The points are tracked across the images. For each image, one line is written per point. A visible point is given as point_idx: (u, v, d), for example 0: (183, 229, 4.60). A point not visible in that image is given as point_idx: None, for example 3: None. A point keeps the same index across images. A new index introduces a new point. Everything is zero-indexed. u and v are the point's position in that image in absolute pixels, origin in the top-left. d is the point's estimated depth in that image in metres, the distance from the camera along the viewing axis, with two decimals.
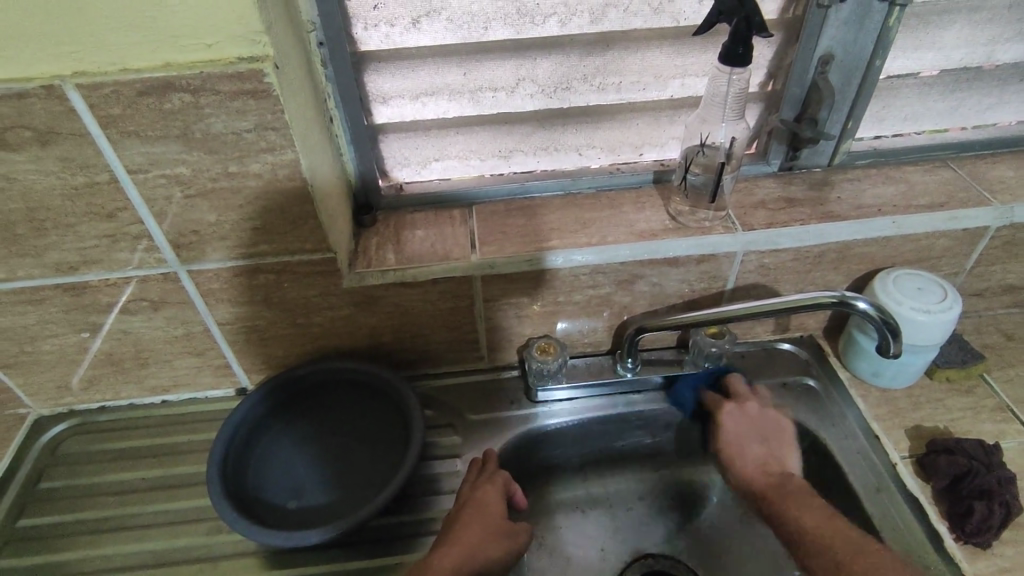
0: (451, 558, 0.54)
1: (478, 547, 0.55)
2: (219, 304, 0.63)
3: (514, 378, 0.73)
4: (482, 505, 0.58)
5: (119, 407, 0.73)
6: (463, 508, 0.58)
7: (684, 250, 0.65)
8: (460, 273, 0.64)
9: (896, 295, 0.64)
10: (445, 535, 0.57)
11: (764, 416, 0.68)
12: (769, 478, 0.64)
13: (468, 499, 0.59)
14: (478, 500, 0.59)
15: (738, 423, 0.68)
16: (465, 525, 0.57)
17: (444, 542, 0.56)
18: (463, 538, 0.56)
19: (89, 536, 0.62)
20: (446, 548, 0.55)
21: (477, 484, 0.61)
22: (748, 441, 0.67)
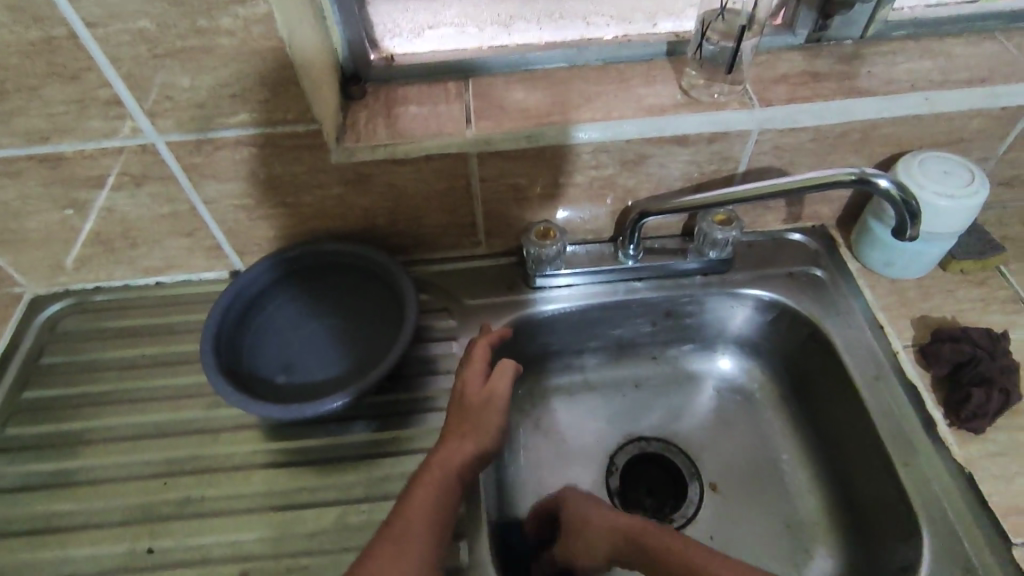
0: (459, 454, 0.52)
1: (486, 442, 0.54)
2: (203, 180, 0.60)
3: (512, 265, 0.72)
4: (486, 403, 0.56)
5: (114, 287, 0.72)
6: (467, 405, 0.56)
7: (695, 127, 0.60)
8: (454, 149, 0.60)
9: (918, 179, 0.60)
10: (447, 430, 0.55)
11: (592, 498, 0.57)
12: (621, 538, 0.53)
13: (472, 395, 0.57)
14: (484, 398, 0.56)
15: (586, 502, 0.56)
16: (470, 425, 0.54)
17: (447, 437, 0.54)
18: (468, 434, 0.54)
19: (93, 408, 0.63)
20: (454, 442, 0.53)
21: (477, 378, 0.58)
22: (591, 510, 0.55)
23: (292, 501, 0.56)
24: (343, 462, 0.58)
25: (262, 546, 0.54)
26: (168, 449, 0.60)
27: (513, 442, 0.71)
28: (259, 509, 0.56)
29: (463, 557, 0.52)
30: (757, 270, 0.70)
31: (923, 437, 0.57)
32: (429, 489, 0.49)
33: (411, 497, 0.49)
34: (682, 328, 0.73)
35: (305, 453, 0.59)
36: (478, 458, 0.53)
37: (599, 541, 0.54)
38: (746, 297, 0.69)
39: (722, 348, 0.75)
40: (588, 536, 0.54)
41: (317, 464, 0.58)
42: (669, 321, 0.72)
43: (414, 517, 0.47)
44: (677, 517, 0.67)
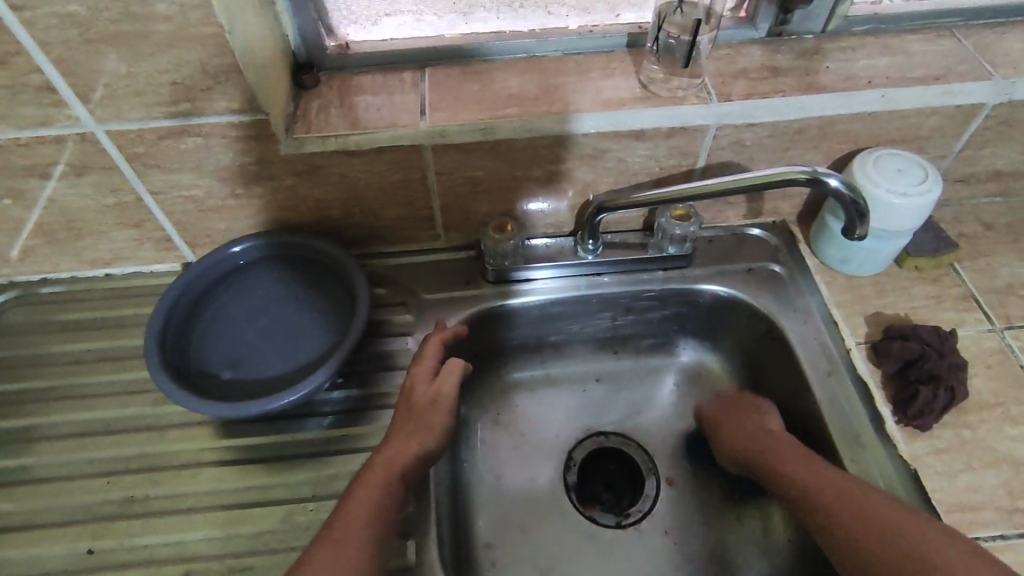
0: (404, 454, 0.52)
1: (431, 442, 0.54)
2: (148, 170, 0.58)
3: (472, 259, 0.71)
4: (431, 402, 0.56)
5: (61, 279, 0.70)
6: (413, 403, 0.56)
7: (652, 121, 0.60)
8: (408, 141, 0.59)
9: (873, 176, 0.60)
10: (392, 428, 0.54)
11: (751, 403, 0.65)
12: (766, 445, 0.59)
13: (419, 393, 0.57)
14: (430, 397, 0.57)
15: (731, 412, 0.66)
16: (416, 424, 0.55)
17: (392, 435, 0.54)
18: (414, 434, 0.54)
19: (36, 404, 0.62)
20: (399, 442, 0.53)
21: (424, 376, 0.58)
22: (743, 420, 0.64)
23: (240, 499, 0.55)
24: (293, 460, 0.57)
25: (207, 546, 0.53)
26: (114, 447, 0.59)
27: (471, 437, 0.70)
28: (206, 508, 0.55)
29: (411, 556, 0.52)
30: (717, 266, 0.70)
31: (870, 434, 0.57)
32: (371, 489, 0.49)
33: (353, 498, 0.49)
34: (642, 323, 0.73)
35: (255, 450, 0.58)
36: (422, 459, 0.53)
37: (738, 442, 0.62)
38: (705, 293, 0.69)
39: (682, 342, 0.75)
40: (731, 437, 0.63)
41: (266, 461, 0.57)
42: (629, 315, 0.72)
43: (355, 519, 0.47)
44: (633, 511, 0.67)
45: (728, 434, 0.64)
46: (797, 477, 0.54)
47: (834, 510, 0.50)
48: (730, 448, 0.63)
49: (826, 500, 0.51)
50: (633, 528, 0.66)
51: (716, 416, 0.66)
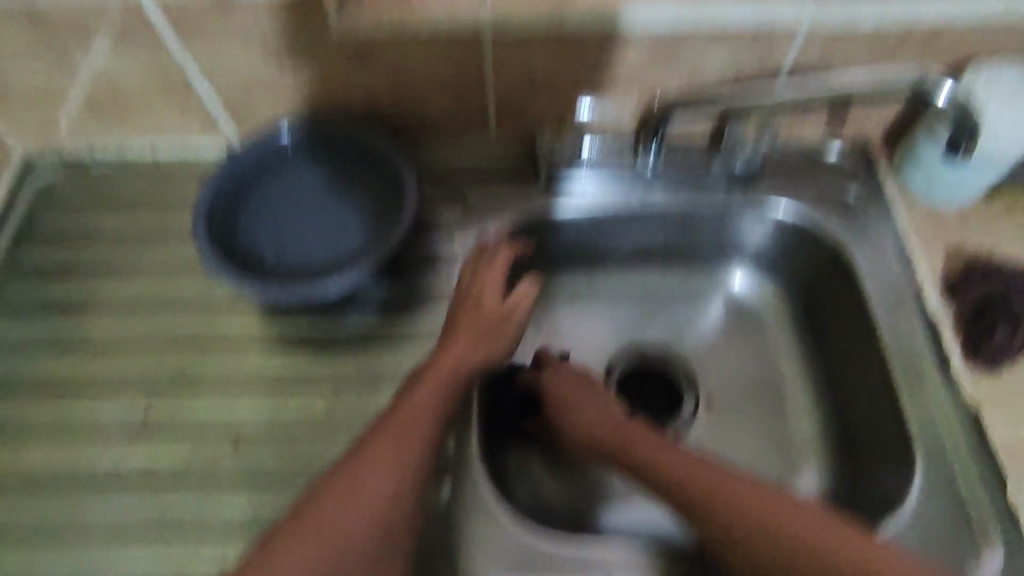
0: (471, 360, 0.53)
1: (492, 352, 0.55)
2: (195, 42, 0.56)
3: (524, 162, 0.67)
4: (497, 313, 0.56)
5: (110, 156, 0.69)
6: (484, 310, 0.56)
7: (737, 15, 0.54)
8: (467, 26, 0.54)
9: (984, 96, 0.54)
10: (454, 331, 0.54)
11: (577, 375, 0.58)
12: (606, 432, 0.53)
13: (491, 305, 0.56)
14: (503, 313, 0.57)
15: (561, 385, 0.57)
16: (484, 333, 0.55)
17: (461, 335, 0.54)
18: (480, 343, 0.54)
19: (90, 276, 0.63)
20: (466, 346, 0.53)
21: (494, 283, 0.57)
22: (576, 398, 0.56)
23: (285, 382, 0.56)
24: (336, 349, 0.58)
25: (253, 422, 0.55)
26: (164, 323, 0.60)
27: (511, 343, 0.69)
28: (252, 388, 0.56)
29: (451, 451, 0.54)
30: (786, 185, 0.65)
31: (932, 371, 0.55)
32: (430, 390, 0.50)
33: (411, 398, 0.49)
34: (695, 241, 0.70)
35: (300, 336, 0.58)
36: (480, 367, 0.54)
37: (590, 421, 0.54)
38: (769, 213, 0.65)
39: (736, 266, 0.71)
40: (576, 414, 0.55)
41: (310, 348, 0.58)
42: (683, 233, 0.69)
43: (415, 417, 0.48)
44: None
45: (563, 415, 0.55)
46: (660, 459, 0.48)
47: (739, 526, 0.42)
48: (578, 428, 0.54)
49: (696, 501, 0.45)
50: None
51: (560, 396, 0.56)
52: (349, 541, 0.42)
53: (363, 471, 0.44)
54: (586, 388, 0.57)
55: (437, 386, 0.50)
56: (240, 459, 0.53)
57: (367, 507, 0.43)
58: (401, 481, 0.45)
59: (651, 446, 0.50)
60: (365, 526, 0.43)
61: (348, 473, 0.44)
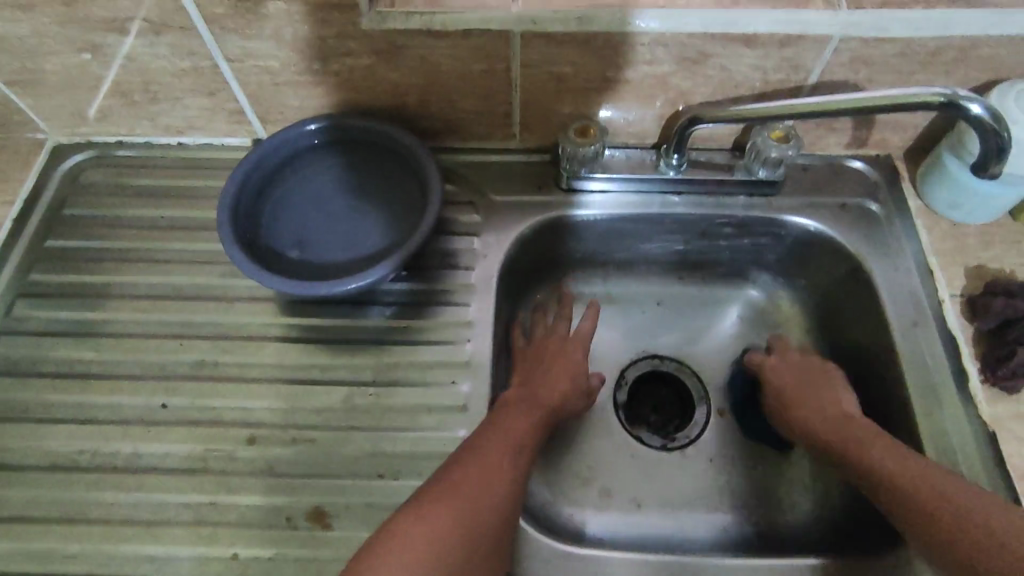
0: (552, 394, 0.58)
1: (574, 395, 0.60)
2: (225, 35, 0.56)
3: (546, 164, 0.68)
4: (571, 355, 0.62)
5: (136, 144, 0.70)
6: (556, 344, 0.63)
7: (767, 26, 0.53)
8: (497, 26, 0.54)
9: (1015, 111, 0.53)
10: (544, 368, 0.61)
11: (808, 364, 0.62)
12: (836, 415, 0.56)
13: (563, 340, 0.63)
14: (573, 344, 0.63)
15: (782, 372, 0.63)
16: (563, 372, 0.60)
17: (544, 368, 0.60)
18: (558, 380, 0.60)
19: (115, 264, 0.64)
20: (557, 378, 0.60)
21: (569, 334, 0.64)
22: (805, 386, 0.60)
23: (303, 376, 0.57)
24: (354, 345, 0.58)
25: (271, 414, 0.55)
26: (184, 312, 0.60)
27: None
28: (269, 380, 0.57)
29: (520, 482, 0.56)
30: (808, 197, 0.65)
31: (949, 390, 0.54)
32: (525, 412, 0.54)
33: (509, 416, 0.53)
34: (714, 250, 0.70)
35: (319, 330, 0.59)
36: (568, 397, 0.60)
37: (811, 426, 0.57)
38: (790, 225, 0.65)
39: (753, 275, 0.71)
40: (805, 410, 0.59)
41: (329, 343, 0.58)
42: (703, 241, 0.68)
43: (514, 431, 0.52)
44: (679, 437, 0.67)
45: (795, 406, 0.60)
46: (873, 459, 0.50)
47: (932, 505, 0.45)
48: (811, 428, 0.57)
49: (902, 483, 0.47)
50: (678, 452, 0.66)
51: (778, 385, 0.62)
52: (469, 534, 0.43)
53: (474, 472, 0.46)
54: (822, 376, 0.61)
55: (533, 413, 0.55)
56: (257, 451, 0.54)
57: (485, 506, 0.45)
58: (511, 491, 0.48)
59: (863, 434, 0.53)
60: (483, 523, 0.44)
61: (460, 472, 0.46)
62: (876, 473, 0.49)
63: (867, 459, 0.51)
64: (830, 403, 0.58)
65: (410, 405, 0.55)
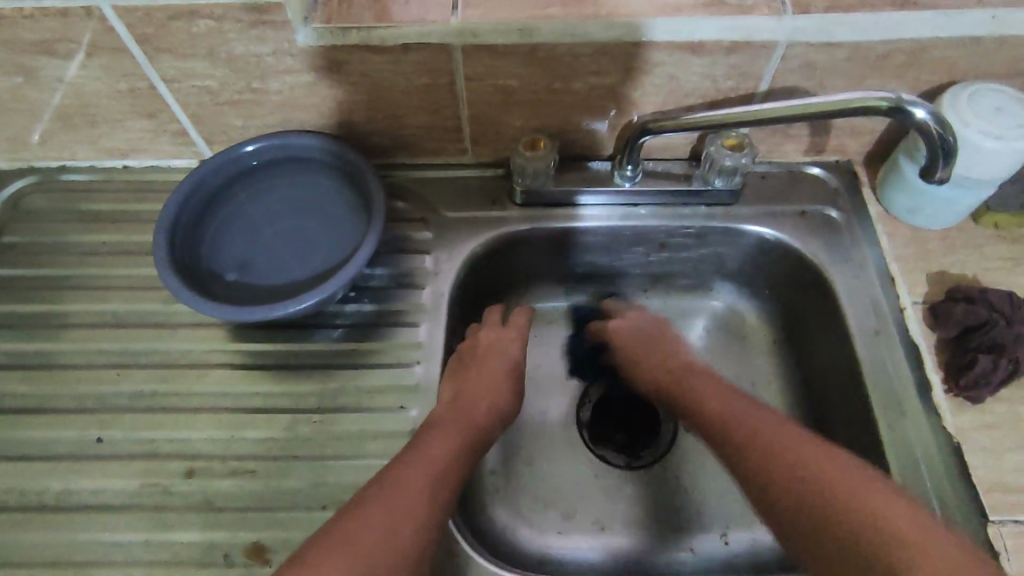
0: (484, 399, 0.54)
1: (510, 392, 0.57)
2: (160, 55, 0.55)
3: (500, 178, 0.66)
4: (504, 349, 0.60)
5: (80, 168, 0.68)
6: (487, 351, 0.59)
7: (712, 34, 0.53)
8: (436, 39, 0.53)
9: (965, 114, 0.52)
10: (472, 377, 0.56)
11: (648, 322, 0.65)
12: (669, 373, 0.59)
13: (498, 347, 0.59)
14: (506, 353, 0.59)
15: (626, 326, 0.65)
16: (503, 366, 0.58)
17: (475, 378, 0.56)
18: (496, 379, 0.56)
19: (54, 292, 0.61)
20: (490, 390, 0.55)
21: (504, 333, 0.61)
22: (645, 343, 0.63)
23: (247, 404, 0.55)
24: (300, 370, 0.56)
25: (211, 446, 0.53)
26: (124, 341, 0.58)
27: None
28: (211, 409, 0.55)
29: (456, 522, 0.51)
30: (767, 206, 0.63)
31: (913, 401, 0.53)
32: (454, 431, 0.50)
33: (434, 438, 0.49)
34: (675, 261, 0.68)
35: (263, 356, 0.57)
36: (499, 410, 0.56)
37: (645, 364, 0.61)
38: (749, 234, 0.63)
39: (717, 286, 0.70)
40: (635, 363, 0.62)
41: (275, 370, 0.56)
42: (664, 252, 0.67)
43: (438, 458, 0.47)
44: (645, 454, 0.65)
45: (631, 366, 0.63)
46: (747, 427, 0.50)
47: (836, 506, 0.41)
48: (642, 377, 0.61)
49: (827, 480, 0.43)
50: (643, 470, 0.63)
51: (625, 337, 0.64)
52: None
53: (381, 514, 0.42)
54: (659, 334, 0.64)
55: (462, 433, 0.50)
56: (196, 484, 0.51)
57: (390, 546, 0.41)
58: (427, 525, 0.43)
59: (716, 402, 0.53)
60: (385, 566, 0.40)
61: (369, 508, 0.43)
62: (740, 434, 0.49)
63: (738, 420, 0.51)
64: (659, 359, 0.61)
65: (357, 432, 0.53)
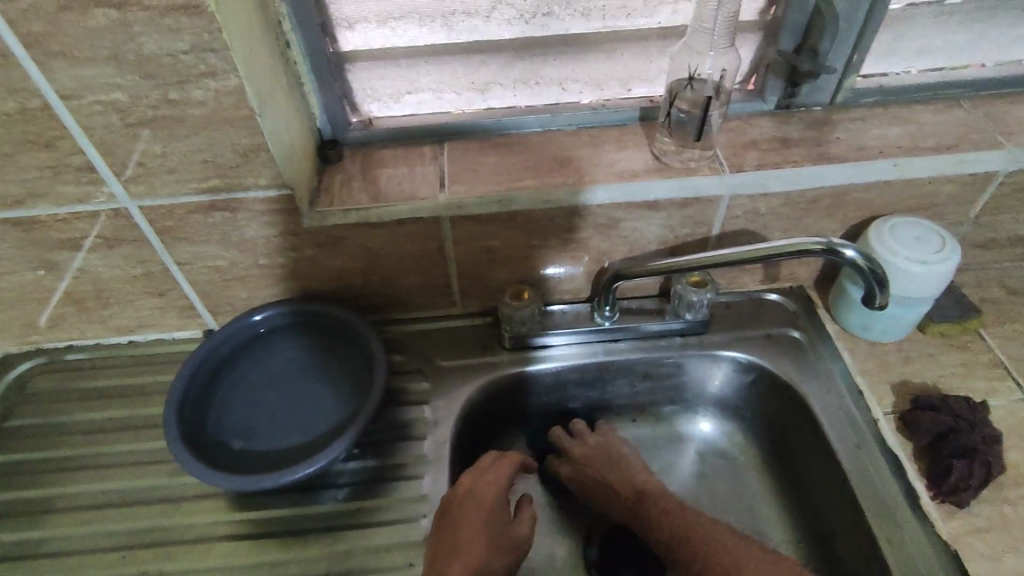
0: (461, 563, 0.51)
1: (491, 547, 0.54)
2: (177, 243, 0.60)
3: (489, 325, 0.71)
4: (482, 498, 0.55)
5: (87, 346, 0.71)
6: (468, 503, 0.54)
7: (665, 193, 0.61)
8: (427, 213, 0.60)
9: (890, 244, 0.60)
10: (450, 538, 0.52)
11: None
12: None
13: (478, 498, 0.55)
14: (487, 501, 0.55)
15: None
16: (477, 524, 0.53)
17: (451, 543, 0.52)
18: (473, 540, 0.52)
19: (56, 474, 0.62)
20: (468, 550, 0.52)
21: (591, 445, 0.66)
22: None
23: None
24: (307, 534, 0.56)
25: None
26: (126, 519, 0.58)
27: None
28: None
29: None
30: (736, 332, 0.69)
31: (905, 511, 0.55)
32: None
33: None
34: (660, 390, 0.72)
35: (269, 523, 0.57)
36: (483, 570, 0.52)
37: None
38: (723, 359, 0.68)
39: (702, 410, 0.73)
40: None
41: (282, 536, 0.56)
42: (648, 382, 0.71)
43: None
44: None
45: None
46: None
47: None
48: None
49: None
50: None
51: None
52: None
53: None
54: None
55: None
56: None
57: None
58: None
59: None
60: None
61: None
62: None
63: None
64: None
65: None
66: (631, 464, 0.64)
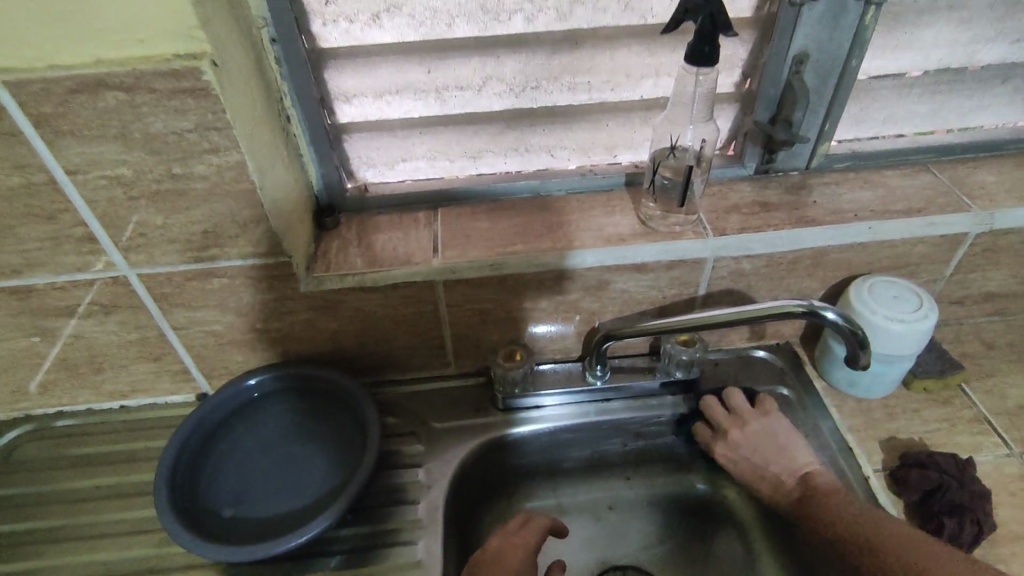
0: None
1: None
2: (173, 309, 0.61)
3: (482, 385, 0.72)
4: (501, 561, 0.55)
5: (76, 412, 0.71)
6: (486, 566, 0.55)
7: (652, 256, 0.63)
8: (420, 277, 0.62)
9: (870, 303, 0.62)
10: None
11: None
12: None
13: (498, 562, 0.55)
14: (506, 564, 0.55)
15: None
16: None
17: None
18: None
19: (40, 547, 0.60)
20: None
21: (745, 431, 0.64)
22: None
23: None
24: None
25: None
26: None
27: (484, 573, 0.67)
28: None
29: None
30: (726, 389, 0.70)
31: None
32: None
33: None
34: (652, 448, 0.72)
35: None
36: None
37: None
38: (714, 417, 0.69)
39: (695, 467, 0.73)
40: None
41: None
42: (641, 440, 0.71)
43: None
44: None
45: None
46: None
47: None
48: None
49: None
50: None
51: None
52: None
53: None
54: None
55: None
56: None
57: None
58: None
59: None
60: None
61: None
62: None
63: None
64: None
65: None
66: (790, 454, 0.62)
